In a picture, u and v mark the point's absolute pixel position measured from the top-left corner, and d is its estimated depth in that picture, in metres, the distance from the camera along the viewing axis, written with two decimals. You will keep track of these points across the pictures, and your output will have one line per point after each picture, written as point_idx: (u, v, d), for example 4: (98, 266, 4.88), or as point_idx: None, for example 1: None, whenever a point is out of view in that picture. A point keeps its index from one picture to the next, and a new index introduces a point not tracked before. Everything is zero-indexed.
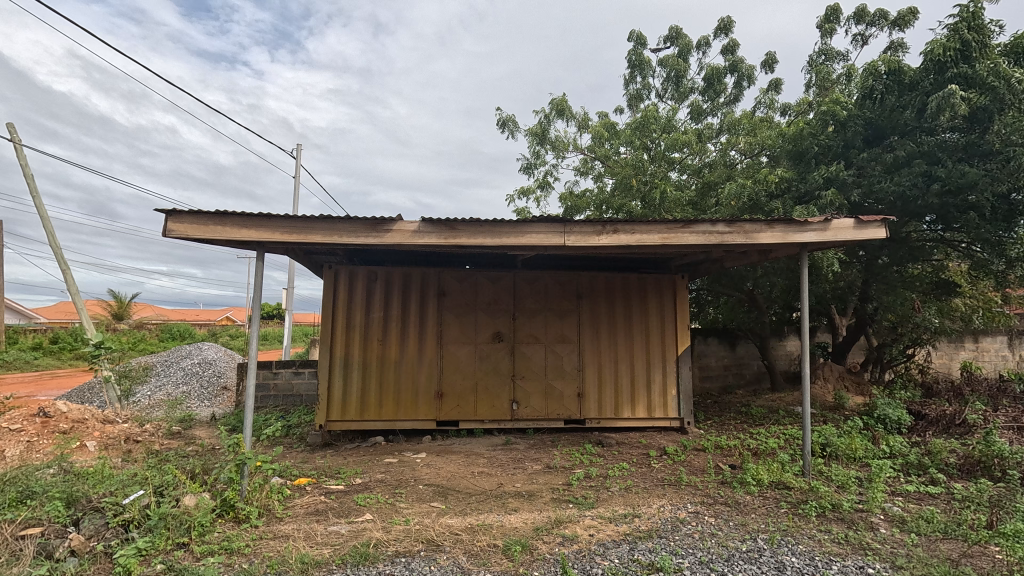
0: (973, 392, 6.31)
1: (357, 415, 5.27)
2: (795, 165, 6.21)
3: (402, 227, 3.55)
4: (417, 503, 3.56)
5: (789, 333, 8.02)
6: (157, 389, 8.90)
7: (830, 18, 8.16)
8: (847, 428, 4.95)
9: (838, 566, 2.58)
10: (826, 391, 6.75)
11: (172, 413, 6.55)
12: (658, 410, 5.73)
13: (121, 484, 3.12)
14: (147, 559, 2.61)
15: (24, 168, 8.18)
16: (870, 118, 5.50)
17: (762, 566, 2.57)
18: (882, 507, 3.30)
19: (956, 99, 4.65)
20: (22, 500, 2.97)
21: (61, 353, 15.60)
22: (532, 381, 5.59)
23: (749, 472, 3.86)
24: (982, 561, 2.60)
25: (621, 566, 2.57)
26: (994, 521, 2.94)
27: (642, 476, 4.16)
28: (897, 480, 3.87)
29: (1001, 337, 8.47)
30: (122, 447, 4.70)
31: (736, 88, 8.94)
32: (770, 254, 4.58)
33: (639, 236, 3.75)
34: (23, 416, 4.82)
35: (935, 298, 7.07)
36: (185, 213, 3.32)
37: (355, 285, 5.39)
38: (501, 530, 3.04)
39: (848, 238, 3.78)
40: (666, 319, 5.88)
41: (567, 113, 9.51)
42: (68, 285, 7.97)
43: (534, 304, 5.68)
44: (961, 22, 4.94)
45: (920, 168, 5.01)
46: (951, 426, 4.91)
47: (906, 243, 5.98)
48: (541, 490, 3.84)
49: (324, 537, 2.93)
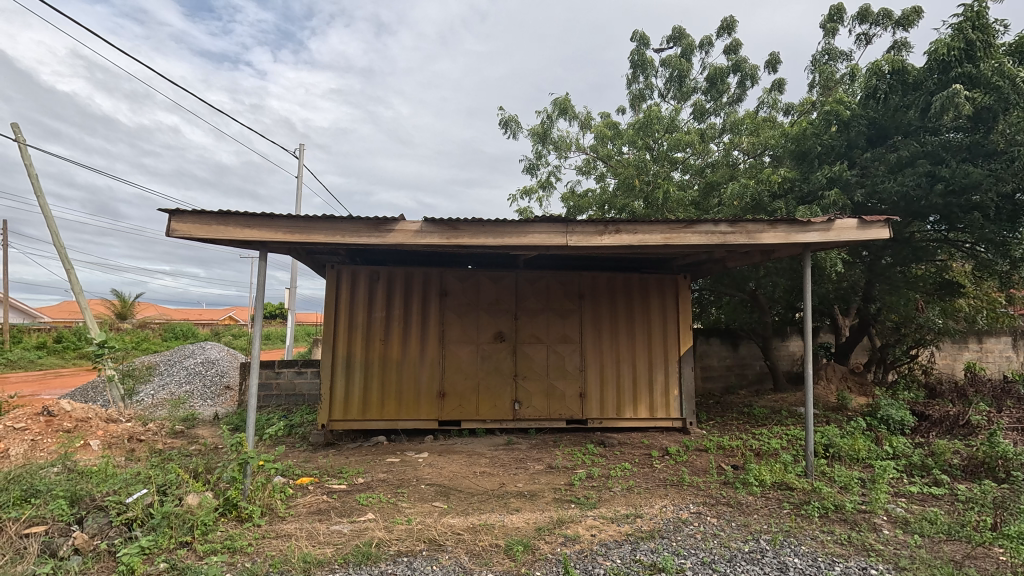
0: (977, 393, 6.28)
1: (359, 415, 5.28)
2: (798, 165, 6.20)
3: (405, 227, 3.55)
4: (419, 503, 3.56)
5: (792, 333, 8.00)
6: (161, 388, 8.92)
7: (834, 18, 8.13)
8: (850, 429, 4.93)
9: (841, 567, 2.57)
10: (829, 392, 6.73)
11: (175, 412, 6.57)
12: (661, 410, 5.72)
13: (125, 483, 3.14)
14: (150, 558, 2.62)
15: (29, 168, 8.23)
16: (874, 118, 5.47)
17: (765, 567, 2.56)
18: (885, 508, 3.29)
19: (961, 99, 4.63)
20: (27, 498, 2.99)
21: (66, 353, 15.66)
22: (534, 381, 5.59)
23: (751, 472, 3.86)
24: (986, 563, 2.59)
25: (623, 567, 2.56)
26: (998, 523, 2.93)
27: (644, 476, 4.15)
28: (900, 481, 3.86)
29: (1006, 338, 8.44)
30: (126, 446, 4.72)
31: (739, 88, 8.93)
32: (773, 254, 4.57)
33: (641, 236, 3.75)
34: (27, 415, 4.84)
35: (938, 298, 7.07)
36: (189, 213, 3.33)
37: (357, 285, 5.39)
38: (503, 530, 3.04)
39: (851, 238, 3.76)
40: (669, 319, 5.88)
41: (570, 113, 9.50)
42: (72, 284, 8.01)
43: (536, 303, 5.68)
44: (965, 22, 4.93)
45: (923, 168, 4.99)
46: (955, 427, 4.89)
47: (910, 243, 5.95)
48: (543, 490, 3.84)
49: (326, 536, 2.94)
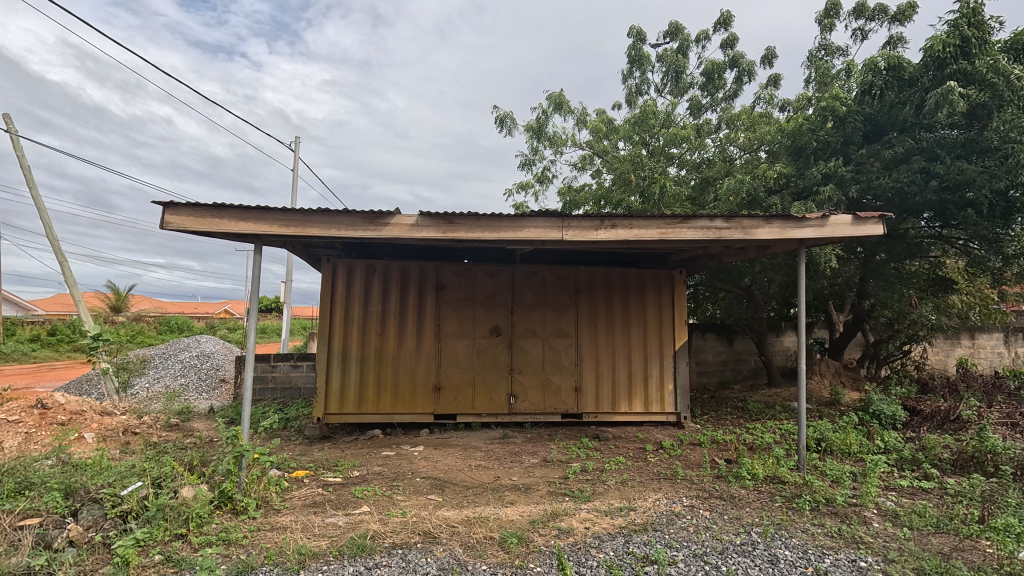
0: (968, 388, 6.34)
1: (355, 408, 5.29)
2: (793, 160, 6.22)
3: (400, 220, 3.54)
4: (415, 495, 3.58)
5: (786, 329, 8.04)
6: (156, 381, 8.87)
7: (830, 12, 8.12)
8: (842, 424, 4.98)
9: (831, 559, 2.60)
10: (822, 387, 6.78)
11: (170, 405, 6.52)
12: (656, 404, 5.76)
13: (119, 476, 3.13)
14: (146, 549, 2.63)
15: (19, 159, 8.15)
16: (869, 114, 5.49)
17: (756, 559, 2.60)
18: (875, 502, 3.34)
19: (955, 96, 4.65)
20: (21, 491, 2.98)
21: (59, 345, 15.50)
22: (530, 376, 5.61)
23: (744, 467, 3.91)
24: (974, 555, 2.63)
25: (617, 559, 2.59)
26: (985, 515, 2.98)
27: (638, 470, 4.19)
28: (891, 475, 3.91)
29: (997, 334, 8.52)
30: (121, 439, 4.71)
31: (735, 83, 8.92)
32: (768, 250, 4.59)
33: (637, 231, 3.75)
34: (21, 408, 4.83)
35: (932, 295, 7.12)
36: (183, 205, 3.31)
37: (353, 278, 5.38)
38: (498, 523, 3.07)
39: (846, 234, 3.77)
40: (664, 313, 5.90)
41: (565, 108, 9.49)
42: (66, 276, 7.97)
43: (532, 298, 5.69)
44: (961, 18, 4.94)
45: (918, 165, 5.01)
46: (946, 422, 4.94)
47: (904, 240, 6.02)
48: (538, 483, 3.86)
49: (321, 528, 2.95)
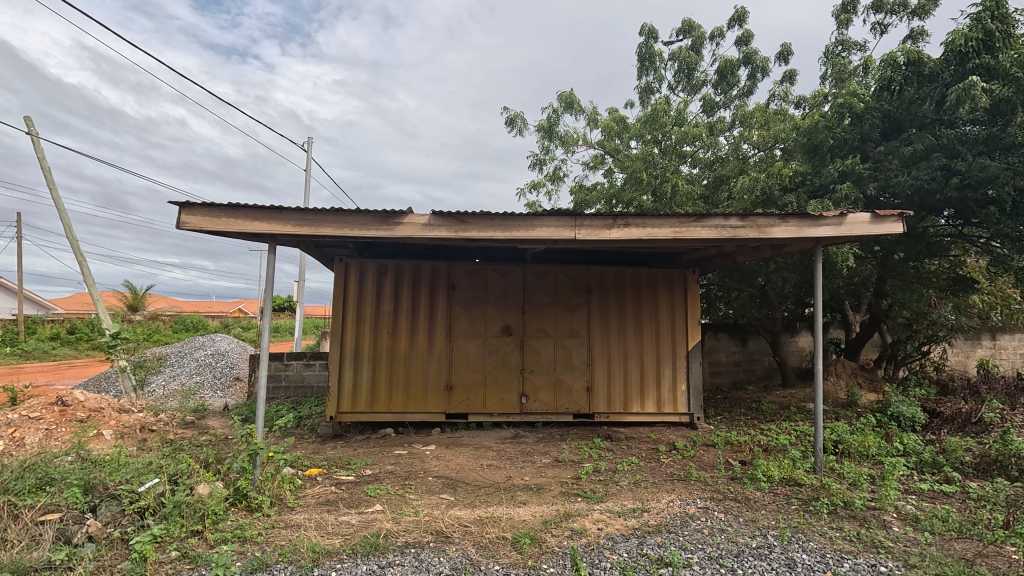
0: (990, 390, 6.19)
1: (367, 407, 5.31)
2: (809, 158, 6.11)
3: (413, 220, 3.55)
4: (427, 495, 3.58)
5: (801, 329, 7.93)
6: (172, 379, 8.98)
7: (848, 8, 7.98)
8: (859, 426, 4.90)
9: (850, 563, 2.56)
10: (838, 388, 6.68)
11: (185, 404, 6.59)
12: (669, 405, 5.71)
13: (136, 472, 3.17)
14: (162, 546, 2.66)
15: (41, 160, 8.32)
16: (888, 111, 5.38)
17: (772, 563, 2.55)
18: (895, 505, 3.27)
19: (977, 90, 4.55)
20: (42, 486, 3.03)
21: (78, 344, 15.77)
22: (541, 375, 5.59)
23: (760, 468, 3.84)
24: (997, 561, 2.56)
25: (631, 561, 2.56)
26: (1010, 521, 2.90)
27: (651, 471, 4.15)
28: (910, 478, 3.84)
29: (1019, 335, 8.30)
30: (138, 436, 4.79)
31: (749, 80, 8.81)
32: (784, 249, 4.50)
33: (650, 230, 3.72)
34: (43, 405, 4.91)
35: (953, 295, 6.95)
36: (198, 206, 3.34)
37: (365, 278, 5.40)
38: (510, 523, 3.05)
39: (864, 233, 3.70)
40: (676, 313, 5.85)
41: (575, 107, 9.44)
42: (84, 275, 8.11)
43: (543, 298, 5.67)
44: (985, 12, 4.83)
45: (938, 162, 4.91)
46: (967, 424, 4.83)
47: (923, 239, 5.91)
48: (550, 484, 3.85)
49: (335, 527, 2.97)
